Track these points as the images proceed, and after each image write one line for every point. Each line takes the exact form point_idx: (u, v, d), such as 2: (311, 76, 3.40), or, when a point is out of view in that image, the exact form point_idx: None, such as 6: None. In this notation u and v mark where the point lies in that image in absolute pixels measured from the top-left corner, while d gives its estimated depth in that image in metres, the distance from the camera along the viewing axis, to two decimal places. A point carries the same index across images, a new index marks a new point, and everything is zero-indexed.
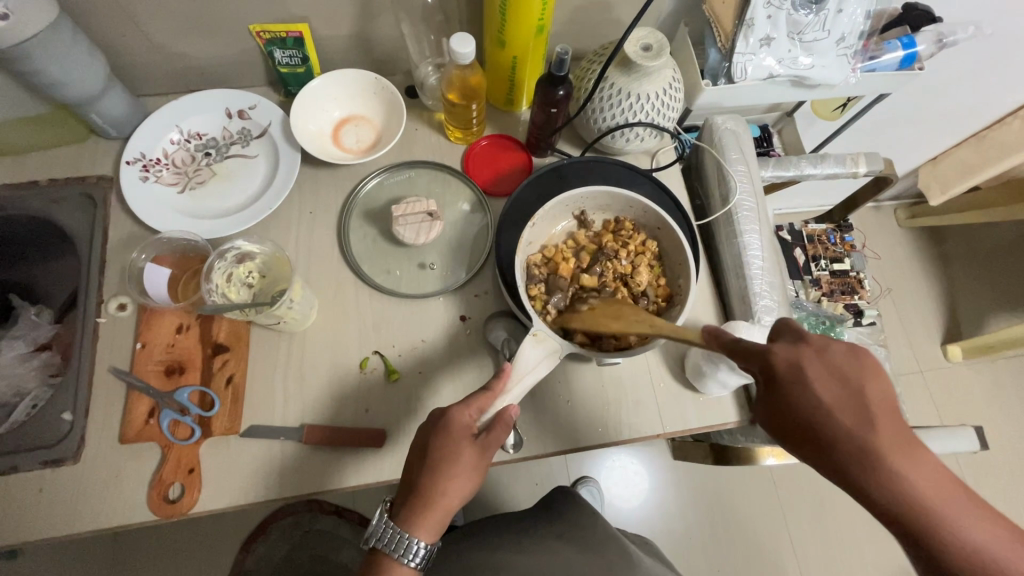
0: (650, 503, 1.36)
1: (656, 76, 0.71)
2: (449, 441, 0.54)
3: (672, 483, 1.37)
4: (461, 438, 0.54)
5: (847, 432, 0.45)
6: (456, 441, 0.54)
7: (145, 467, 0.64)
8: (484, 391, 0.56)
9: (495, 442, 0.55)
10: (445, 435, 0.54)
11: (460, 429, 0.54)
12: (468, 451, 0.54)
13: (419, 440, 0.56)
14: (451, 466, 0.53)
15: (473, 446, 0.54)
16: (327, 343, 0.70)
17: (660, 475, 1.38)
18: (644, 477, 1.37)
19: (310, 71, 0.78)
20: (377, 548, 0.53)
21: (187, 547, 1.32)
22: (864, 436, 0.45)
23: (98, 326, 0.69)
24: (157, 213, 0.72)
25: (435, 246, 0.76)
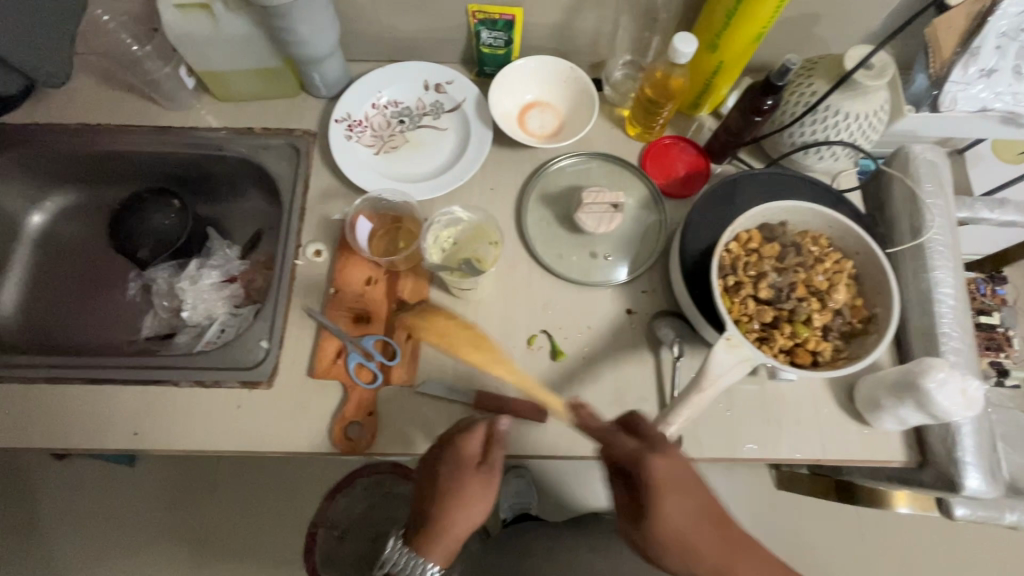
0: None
1: (870, 96, 0.69)
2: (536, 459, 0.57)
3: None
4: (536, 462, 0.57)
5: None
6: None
7: (330, 402, 0.69)
8: (466, 429, 0.59)
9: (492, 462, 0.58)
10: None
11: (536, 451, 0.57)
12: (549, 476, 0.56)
13: (426, 461, 0.60)
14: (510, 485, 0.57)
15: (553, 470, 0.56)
16: (498, 316, 0.73)
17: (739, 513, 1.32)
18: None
19: (509, 54, 0.81)
20: (392, 570, 0.60)
21: (271, 492, 1.36)
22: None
23: (295, 267, 0.75)
24: (358, 171, 0.78)
25: (607, 237, 0.77)
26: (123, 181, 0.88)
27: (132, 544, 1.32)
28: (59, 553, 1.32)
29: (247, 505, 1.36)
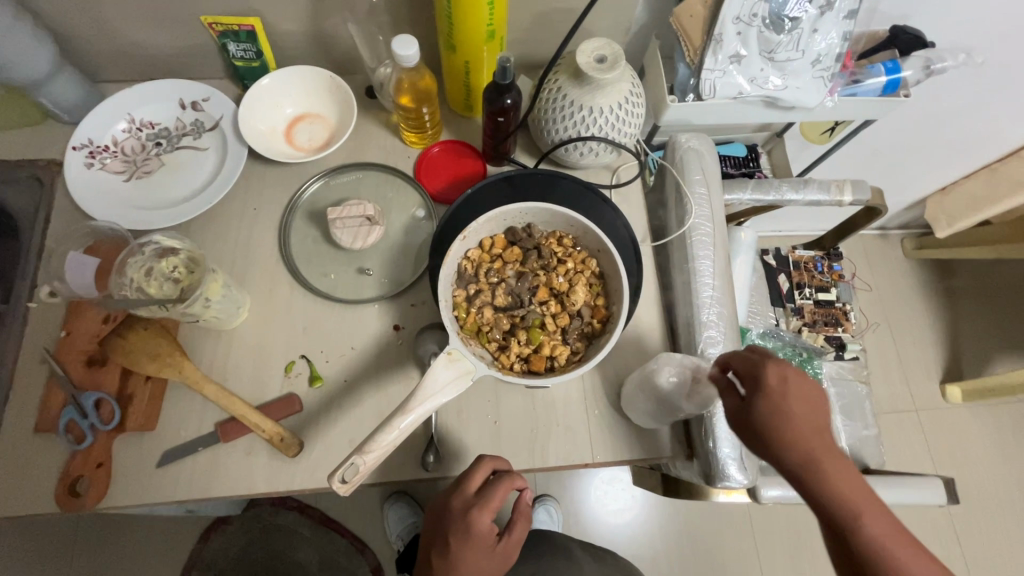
0: (631, 522, 1.39)
1: (611, 89, 0.68)
2: (470, 544, 0.57)
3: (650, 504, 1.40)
4: (486, 538, 0.58)
5: (805, 442, 0.48)
6: (479, 544, 0.57)
7: (59, 458, 0.63)
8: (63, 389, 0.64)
9: (513, 540, 0.62)
10: (465, 535, 0.57)
11: (484, 534, 0.57)
12: (490, 553, 0.59)
13: (44, 422, 0.64)
14: (525, 528, 0.63)
15: (495, 553, 0.60)
16: (254, 345, 0.69)
17: (642, 493, 1.41)
18: (618, 498, 1.40)
19: (266, 65, 0.77)
20: (64, 493, 0.61)
21: (153, 544, 1.37)
22: (817, 436, 0.49)
23: (28, 310, 0.69)
24: (100, 201, 0.72)
25: (375, 252, 0.74)
26: None
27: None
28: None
29: (132, 551, 1.36)
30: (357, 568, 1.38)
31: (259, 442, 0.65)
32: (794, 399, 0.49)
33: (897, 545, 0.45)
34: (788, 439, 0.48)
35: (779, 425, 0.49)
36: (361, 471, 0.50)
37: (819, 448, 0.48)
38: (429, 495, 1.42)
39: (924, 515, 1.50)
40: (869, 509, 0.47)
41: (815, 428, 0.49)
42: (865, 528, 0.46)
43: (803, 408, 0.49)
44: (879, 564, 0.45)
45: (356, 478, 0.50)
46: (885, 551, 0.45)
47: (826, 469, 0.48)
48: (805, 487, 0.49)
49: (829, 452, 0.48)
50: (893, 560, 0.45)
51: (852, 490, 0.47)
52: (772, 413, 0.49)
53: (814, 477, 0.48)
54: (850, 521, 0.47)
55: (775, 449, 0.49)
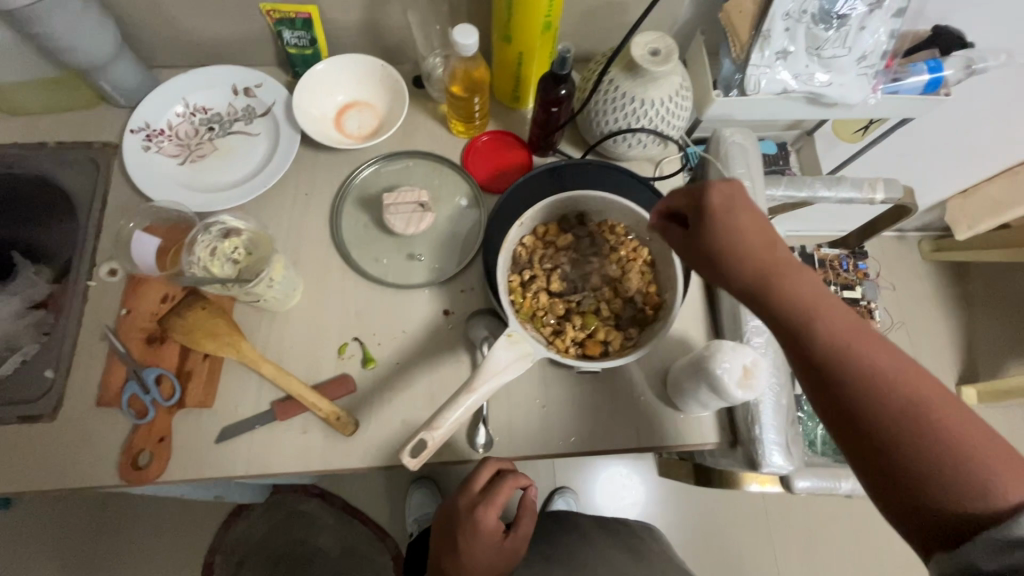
0: (650, 513, 1.40)
1: (663, 82, 0.69)
2: (478, 539, 0.60)
3: (668, 496, 1.42)
4: (493, 534, 0.61)
5: (757, 253, 0.44)
6: (487, 539, 0.61)
7: (121, 432, 0.65)
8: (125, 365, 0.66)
9: (520, 536, 0.66)
10: (472, 532, 0.61)
11: (490, 530, 0.60)
12: (499, 549, 0.62)
13: (107, 396, 0.65)
14: (531, 523, 0.67)
15: (503, 548, 0.63)
16: (308, 326, 0.70)
17: (660, 484, 1.42)
18: (635, 489, 1.42)
19: (319, 53, 0.78)
20: (128, 466, 0.63)
21: (177, 526, 1.39)
22: (770, 247, 0.44)
23: (87, 289, 0.70)
24: (157, 184, 0.73)
25: (425, 238, 0.76)
26: None
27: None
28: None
29: (157, 533, 1.38)
30: (377, 555, 1.40)
31: (314, 420, 0.66)
32: (741, 211, 0.44)
33: (854, 341, 0.43)
34: (739, 252, 0.44)
35: (729, 241, 0.44)
36: (430, 447, 0.52)
37: (771, 259, 0.44)
38: (450, 484, 1.44)
39: None
40: (826, 311, 0.44)
41: (767, 240, 0.44)
42: (822, 331, 0.43)
43: (751, 217, 0.44)
44: (838, 363, 0.43)
45: (425, 454, 0.52)
46: (842, 346, 0.43)
47: (778, 278, 0.44)
48: (763, 305, 0.45)
49: (778, 260, 0.44)
50: (854, 357, 0.43)
51: (804, 291, 0.44)
52: (722, 229, 0.44)
53: (770, 291, 0.44)
54: (805, 328, 0.44)
55: (727, 266, 0.45)
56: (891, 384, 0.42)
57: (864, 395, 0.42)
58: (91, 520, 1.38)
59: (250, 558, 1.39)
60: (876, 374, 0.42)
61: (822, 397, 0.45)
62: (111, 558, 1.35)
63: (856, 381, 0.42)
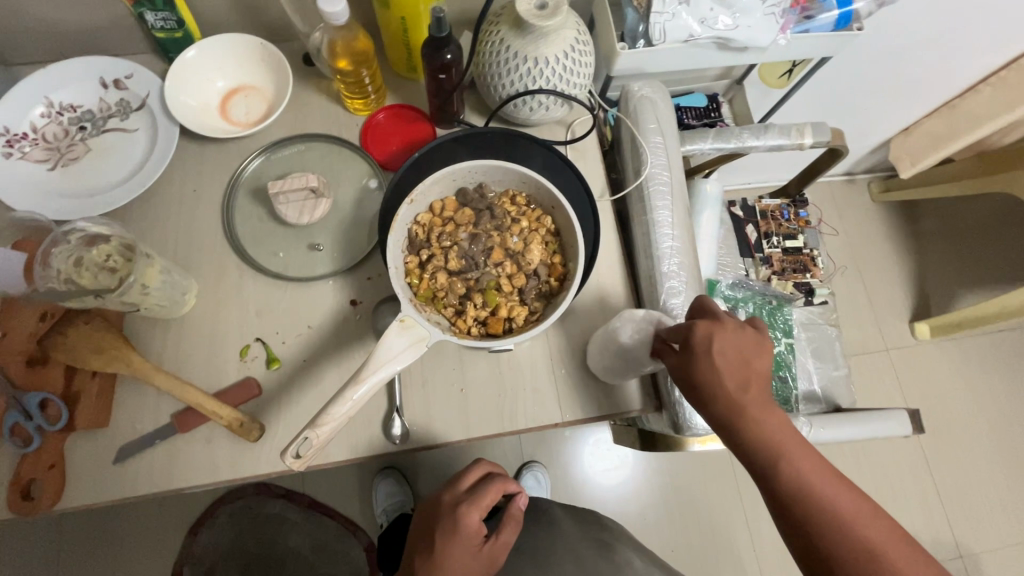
0: (619, 479, 1.41)
1: (556, 38, 0.65)
2: (456, 536, 0.61)
3: (635, 459, 1.42)
4: (473, 535, 0.61)
5: (716, 388, 0.52)
6: (465, 541, 0.61)
7: (9, 462, 0.61)
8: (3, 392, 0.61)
9: (501, 543, 0.64)
10: (451, 528, 0.61)
11: (470, 527, 0.61)
12: (478, 555, 0.61)
13: None
14: (514, 533, 0.66)
15: (482, 553, 0.62)
16: (206, 331, 0.66)
17: (627, 450, 1.43)
18: (603, 456, 1.43)
19: (190, 33, 0.71)
20: (18, 497, 0.59)
21: (140, 542, 1.36)
22: (734, 386, 0.52)
23: None
24: (24, 193, 0.67)
25: (325, 226, 0.71)
26: None
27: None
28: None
29: (119, 551, 1.35)
30: (350, 549, 1.39)
31: (219, 429, 0.63)
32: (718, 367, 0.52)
33: (812, 472, 0.51)
34: (701, 396, 0.53)
35: (709, 386, 0.52)
36: (315, 445, 0.49)
37: (741, 421, 0.52)
38: (417, 471, 1.42)
39: (899, 452, 1.55)
40: (793, 445, 0.51)
41: (741, 379, 0.52)
42: (801, 474, 0.50)
43: (730, 365, 0.52)
44: (803, 501, 0.50)
45: (311, 452, 0.49)
46: (807, 489, 0.50)
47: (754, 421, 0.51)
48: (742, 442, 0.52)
49: (761, 406, 0.52)
50: (816, 489, 0.50)
51: (776, 435, 0.51)
52: (701, 374, 0.52)
53: (741, 440, 0.52)
54: (781, 477, 0.51)
55: (706, 404, 0.52)
56: (819, 498, 0.50)
57: (827, 531, 0.49)
58: (53, 544, 1.34)
59: (221, 563, 1.37)
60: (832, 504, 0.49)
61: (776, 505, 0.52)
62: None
63: (825, 528, 0.49)
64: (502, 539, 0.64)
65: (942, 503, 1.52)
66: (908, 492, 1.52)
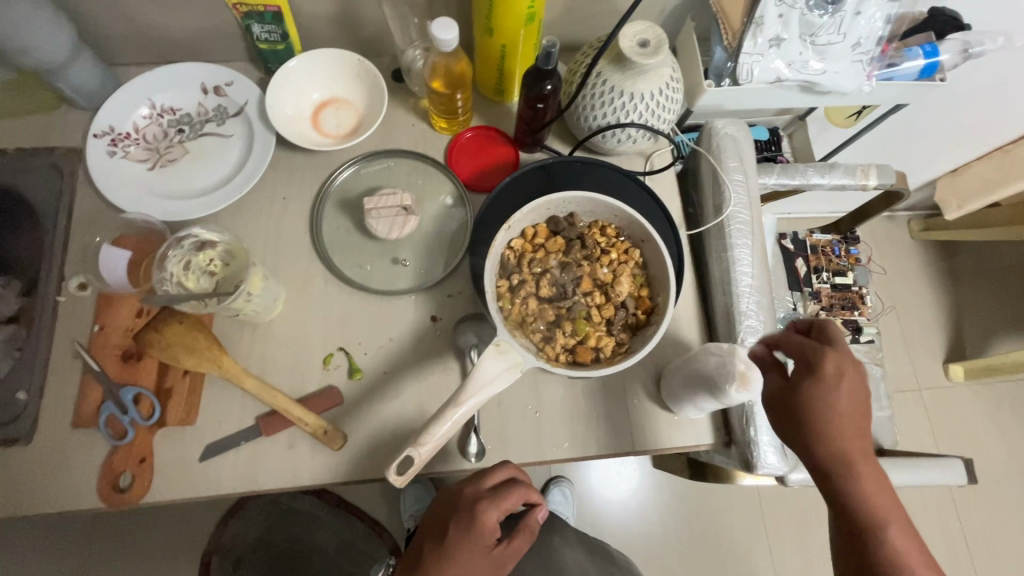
0: (646, 500, 1.41)
1: (653, 75, 0.66)
2: (472, 534, 0.57)
3: (664, 480, 1.42)
4: (487, 535, 0.58)
5: (828, 414, 0.53)
6: (479, 539, 0.57)
7: (100, 453, 0.62)
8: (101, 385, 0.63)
9: (511, 550, 0.61)
10: (469, 525, 0.58)
11: (488, 528, 0.57)
12: (488, 556, 0.58)
13: (83, 417, 0.63)
14: (525, 543, 0.62)
15: (493, 556, 0.59)
16: (291, 336, 0.68)
17: (656, 472, 1.43)
18: (631, 476, 1.43)
19: (291, 46, 0.74)
20: (110, 487, 0.61)
21: (170, 530, 1.37)
22: (845, 421, 0.53)
23: (57, 304, 0.67)
24: (126, 191, 0.70)
25: (408, 241, 0.73)
26: None
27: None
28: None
29: (149, 537, 1.36)
30: (375, 551, 1.40)
31: (301, 435, 0.64)
32: (837, 393, 0.53)
33: (897, 530, 0.51)
34: (808, 419, 0.53)
35: (823, 413, 0.53)
36: (416, 462, 0.51)
37: (843, 454, 0.53)
38: (445, 477, 1.43)
39: (926, 491, 1.54)
40: (883, 497, 0.52)
41: (857, 419, 0.53)
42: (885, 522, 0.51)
43: (850, 401, 0.53)
44: (880, 547, 0.51)
45: (412, 471, 0.51)
46: (890, 540, 0.51)
47: (859, 458, 0.53)
48: (840, 475, 0.53)
49: (866, 443, 0.54)
50: (899, 544, 0.50)
51: (870, 481, 0.53)
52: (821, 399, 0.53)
53: (837, 472, 0.53)
54: (868, 521, 0.52)
55: (806, 427, 0.53)
56: (901, 554, 0.50)
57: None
58: (86, 525, 1.37)
59: (247, 556, 1.37)
60: (909, 563, 0.50)
61: (849, 550, 0.53)
62: (106, 561, 1.34)
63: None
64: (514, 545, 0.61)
65: (968, 548, 1.51)
66: (934, 532, 1.51)
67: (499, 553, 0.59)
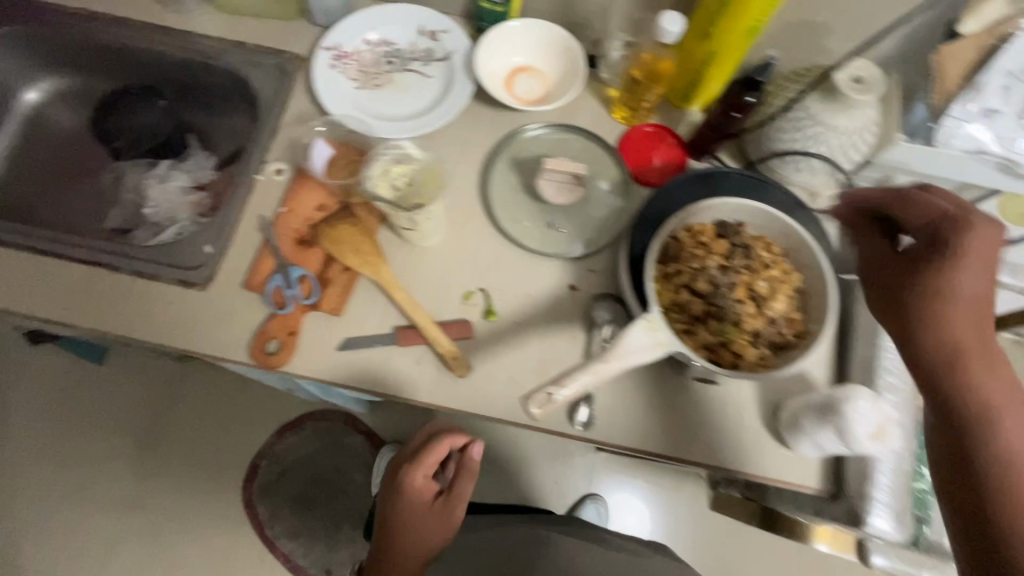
0: None
1: (859, 114, 0.66)
2: (408, 499, 0.73)
3: None
4: (421, 494, 0.74)
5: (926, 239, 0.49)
6: (414, 499, 0.73)
7: (258, 317, 0.69)
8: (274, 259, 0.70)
9: (456, 493, 0.75)
10: (405, 493, 0.73)
11: (418, 490, 0.73)
12: (428, 508, 0.74)
13: (252, 281, 0.70)
14: (469, 481, 0.75)
15: (435, 507, 0.74)
16: (441, 266, 0.73)
17: None
18: None
19: (506, 14, 0.80)
20: (259, 346, 0.67)
21: (231, 424, 1.46)
22: (935, 246, 0.49)
23: (254, 181, 0.75)
24: (335, 102, 0.78)
25: (565, 210, 0.76)
26: (107, 72, 0.89)
27: (108, 442, 1.45)
28: (55, 429, 1.45)
29: (212, 424, 1.46)
30: None
31: (429, 355, 0.69)
32: (946, 221, 0.49)
33: (998, 387, 0.46)
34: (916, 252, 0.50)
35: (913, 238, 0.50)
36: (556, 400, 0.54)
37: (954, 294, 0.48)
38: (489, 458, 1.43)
39: None
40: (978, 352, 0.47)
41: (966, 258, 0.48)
42: (977, 375, 0.47)
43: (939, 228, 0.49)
44: (974, 415, 0.46)
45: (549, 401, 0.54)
46: (985, 399, 0.46)
47: (956, 323, 0.47)
48: (948, 353, 0.47)
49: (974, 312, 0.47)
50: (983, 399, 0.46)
51: (964, 327, 0.47)
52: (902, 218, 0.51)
53: (945, 313, 0.48)
54: (957, 363, 0.47)
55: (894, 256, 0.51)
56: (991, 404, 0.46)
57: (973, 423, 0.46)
58: (161, 395, 1.48)
59: (294, 468, 1.46)
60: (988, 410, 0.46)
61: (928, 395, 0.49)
62: (167, 432, 1.45)
63: (983, 431, 0.46)
64: (459, 490, 0.75)
65: None
66: None
67: (448, 503, 0.74)
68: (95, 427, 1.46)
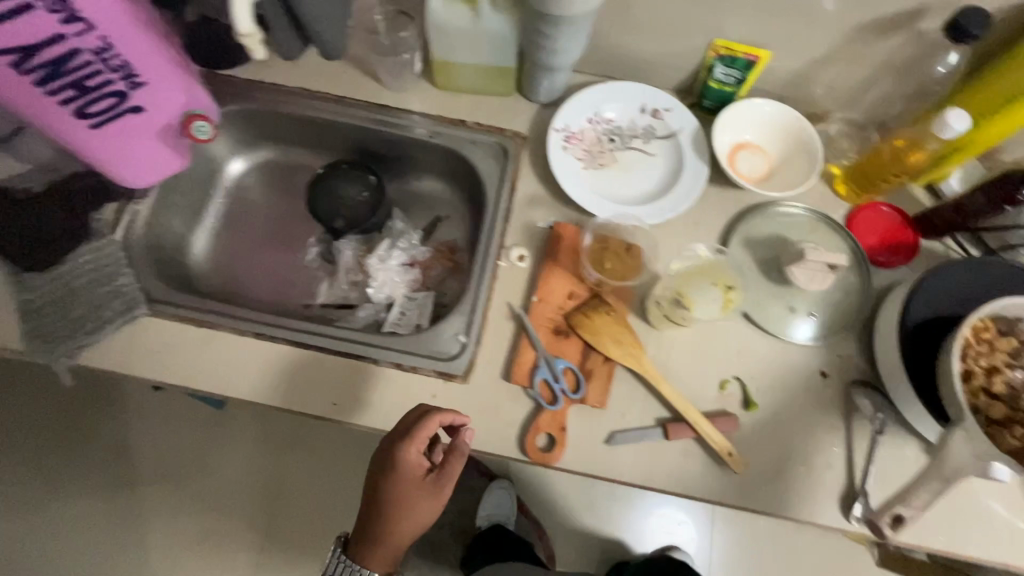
0: None
1: None
2: (398, 475, 0.61)
3: None
4: (414, 470, 0.62)
5: None
6: (405, 476, 0.62)
7: (523, 410, 0.69)
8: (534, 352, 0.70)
9: (447, 474, 0.63)
10: (394, 468, 0.61)
11: (411, 466, 0.61)
12: (423, 487, 0.62)
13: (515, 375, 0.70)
14: (461, 464, 0.63)
15: (427, 486, 0.63)
16: (692, 353, 0.73)
17: None
18: None
19: (735, 92, 0.79)
20: (531, 442, 0.67)
21: None
22: None
23: (497, 267, 0.75)
24: (567, 184, 0.78)
25: (807, 294, 0.76)
26: (314, 145, 0.90)
27: (216, 504, 1.23)
28: (152, 488, 1.23)
29: None
30: None
31: (696, 448, 0.69)
32: None
33: None
34: None
35: None
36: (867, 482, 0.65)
37: None
38: None
39: None
40: None
41: None
42: None
43: None
44: None
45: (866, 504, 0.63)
46: None
47: None
48: None
49: None
50: None
51: None
52: None
53: None
54: None
55: None
56: None
57: None
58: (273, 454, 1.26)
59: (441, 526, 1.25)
60: None
61: None
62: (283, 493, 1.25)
63: None
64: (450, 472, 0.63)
65: None
66: None
67: (431, 486, 0.63)
68: (198, 488, 1.24)
